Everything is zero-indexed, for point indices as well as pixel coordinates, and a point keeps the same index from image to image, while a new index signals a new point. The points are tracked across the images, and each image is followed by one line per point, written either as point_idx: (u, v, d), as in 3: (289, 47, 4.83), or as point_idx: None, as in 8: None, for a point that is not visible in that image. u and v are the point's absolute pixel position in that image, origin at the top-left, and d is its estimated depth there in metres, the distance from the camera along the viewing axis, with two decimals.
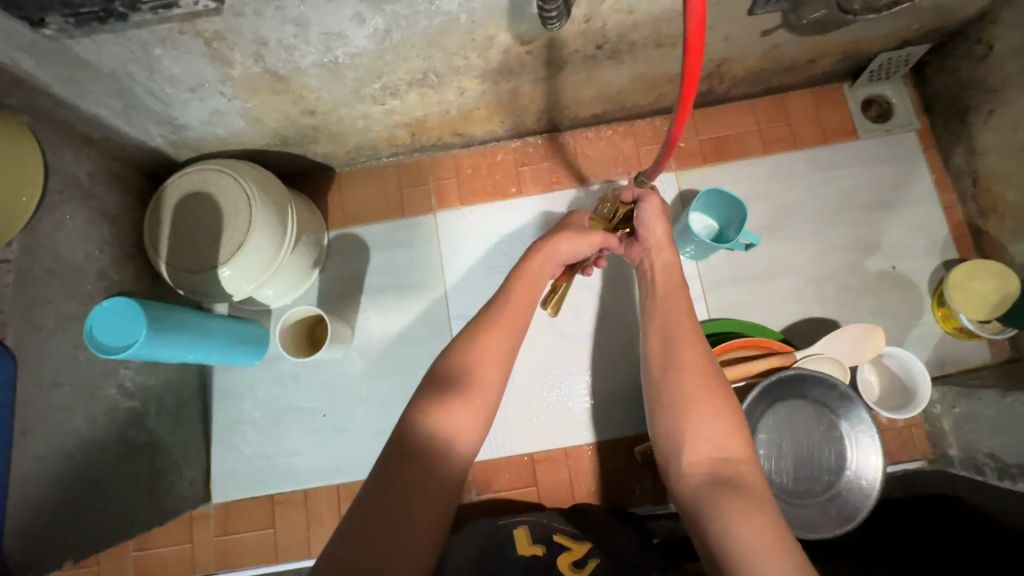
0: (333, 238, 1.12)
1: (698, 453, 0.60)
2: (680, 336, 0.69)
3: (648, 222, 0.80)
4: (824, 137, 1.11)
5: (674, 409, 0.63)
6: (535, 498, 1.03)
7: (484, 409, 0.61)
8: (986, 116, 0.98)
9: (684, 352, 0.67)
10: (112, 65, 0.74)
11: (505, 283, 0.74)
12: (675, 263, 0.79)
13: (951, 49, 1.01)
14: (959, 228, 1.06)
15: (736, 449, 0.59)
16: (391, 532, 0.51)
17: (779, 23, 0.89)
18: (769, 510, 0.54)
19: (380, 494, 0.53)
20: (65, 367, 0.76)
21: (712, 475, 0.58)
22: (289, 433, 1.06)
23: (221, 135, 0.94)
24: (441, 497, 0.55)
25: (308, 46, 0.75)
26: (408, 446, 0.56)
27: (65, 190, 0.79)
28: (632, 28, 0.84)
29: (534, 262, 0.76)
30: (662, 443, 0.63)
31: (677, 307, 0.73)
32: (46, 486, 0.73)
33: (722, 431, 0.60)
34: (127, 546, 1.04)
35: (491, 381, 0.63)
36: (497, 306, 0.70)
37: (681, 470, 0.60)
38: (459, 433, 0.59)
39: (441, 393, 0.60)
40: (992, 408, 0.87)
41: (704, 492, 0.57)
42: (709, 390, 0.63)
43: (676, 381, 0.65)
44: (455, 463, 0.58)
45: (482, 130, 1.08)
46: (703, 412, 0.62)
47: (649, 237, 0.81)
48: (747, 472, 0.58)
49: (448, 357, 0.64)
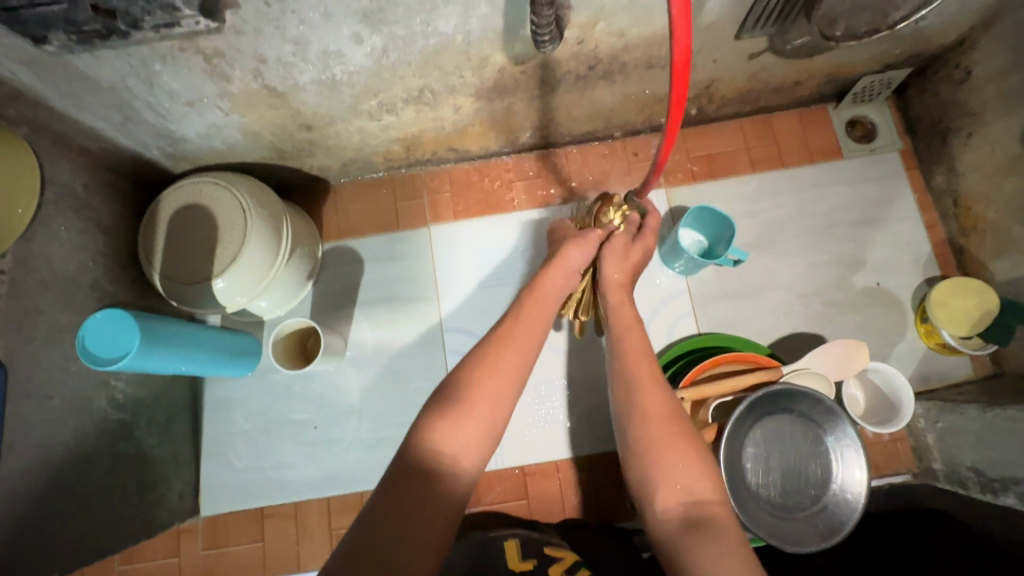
0: (327, 250, 1.13)
1: (670, 497, 0.61)
2: (642, 383, 0.69)
3: (602, 262, 0.83)
4: (810, 155, 1.14)
5: (642, 455, 0.64)
6: (526, 512, 1.03)
7: (493, 424, 0.62)
8: (965, 139, 1.01)
9: (648, 397, 0.68)
10: (112, 80, 0.75)
11: (519, 298, 0.77)
12: (625, 303, 0.80)
13: (932, 73, 1.04)
14: (942, 246, 1.09)
15: (705, 492, 0.61)
16: (395, 546, 0.51)
17: (766, 47, 0.92)
18: (740, 554, 0.55)
19: (385, 507, 0.53)
20: (56, 379, 0.76)
21: (685, 519, 0.59)
22: (280, 445, 1.06)
23: (218, 148, 0.95)
24: (447, 512, 0.56)
25: (306, 64, 0.77)
26: (415, 461, 0.57)
27: (60, 202, 0.79)
28: (624, 50, 0.86)
29: (549, 276, 0.79)
30: (637, 489, 0.64)
31: (636, 348, 0.74)
32: (33, 500, 0.72)
33: (689, 474, 0.62)
34: (114, 560, 1.03)
35: (497, 399, 0.63)
36: (498, 326, 0.71)
37: (655, 516, 0.61)
38: (465, 450, 0.60)
39: (449, 408, 0.61)
40: (974, 423, 0.88)
41: (678, 537, 0.58)
42: (676, 435, 0.64)
43: (642, 429, 0.65)
44: (462, 479, 0.59)
45: (477, 145, 1.10)
46: (673, 457, 0.63)
47: (603, 278, 0.83)
48: (718, 513, 0.59)
49: (454, 374, 0.65)
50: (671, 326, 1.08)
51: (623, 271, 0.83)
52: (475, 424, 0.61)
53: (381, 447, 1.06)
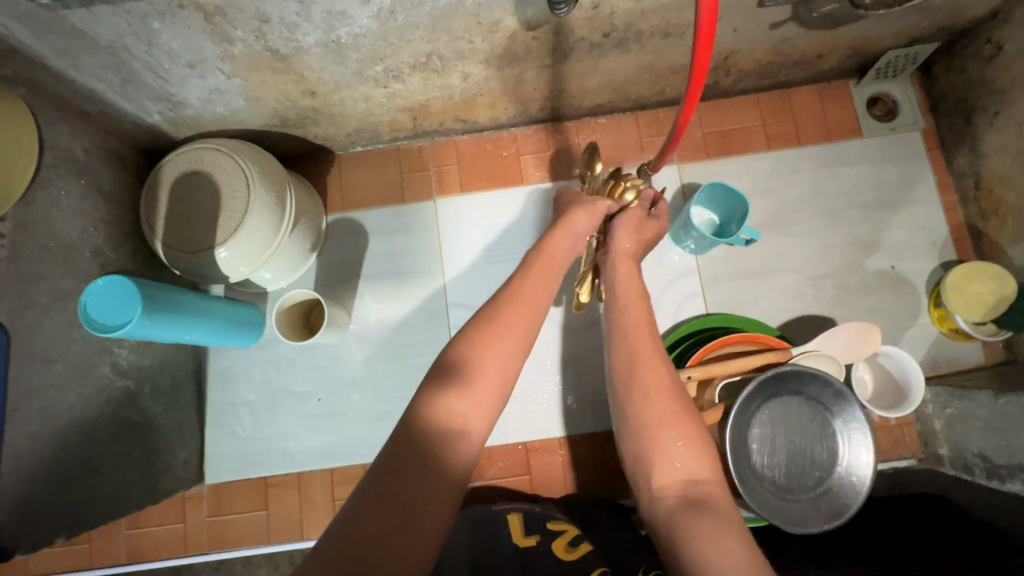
0: (331, 222, 1.11)
1: (669, 478, 0.60)
2: (643, 359, 0.68)
3: (614, 231, 0.81)
4: (828, 133, 1.11)
5: (640, 434, 0.63)
6: (528, 488, 1.03)
7: (500, 387, 0.62)
8: (992, 118, 0.97)
9: (648, 374, 0.66)
10: (109, 38, 0.72)
11: (526, 259, 0.75)
12: (636, 275, 0.78)
13: (960, 48, 1.00)
14: (959, 229, 1.06)
15: (704, 471, 0.60)
16: (409, 497, 0.52)
17: (789, 16, 0.88)
18: (740, 533, 0.55)
19: (397, 459, 0.54)
20: (59, 346, 0.75)
21: (682, 497, 0.59)
22: (285, 416, 1.06)
23: (220, 114, 0.93)
24: (459, 468, 0.56)
25: (310, 24, 0.74)
26: (424, 419, 0.57)
27: (60, 165, 0.78)
28: (641, 17, 0.83)
29: (557, 239, 0.77)
30: (633, 466, 0.64)
31: (638, 324, 0.71)
32: (38, 464, 0.72)
33: (689, 453, 0.61)
34: (119, 524, 1.05)
35: (506, 358, 0.63)
36: (512, 285, 0.70)
37: (651, 496, 0.61)
38: (475, 410, 0.60)
39: (457, 371, 0.61)
40: (984, 409, 0.87)
41: (674, 516, 0.58)
42: (676, 414, 0.63)
43: (640, 406, 0.64)
44: (471, 438, 0.59)
45: (485, 116, 1.07)
46: (671, 436, 0.62)
47: (612, 245, 0.81)
48: (715, 493, 0.59)
49: (461, 335, 0.64)
50: (679, 306, 1.07)
51: (634, 240, 0.81)
52: (485, 385, 0.61)
53: (385, 421, 1.06)
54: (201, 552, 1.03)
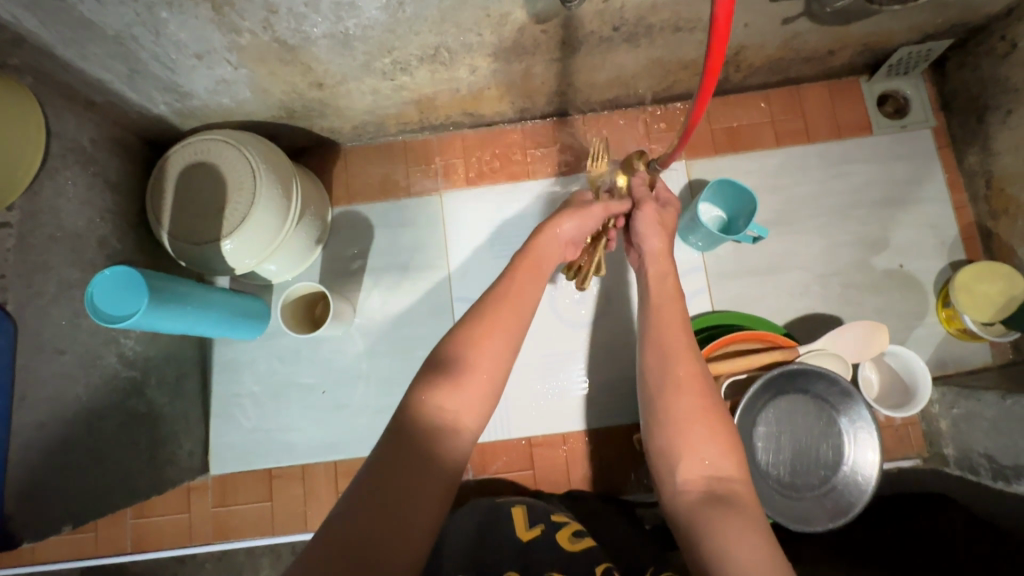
0: (336, 215, 1.11)
1: (693, 471, 0.60)
2: (676, 353, 0.68)
3: (644, 231, 0.80)
4: (838, 131, 1.10)
5: (667, 426, 0.63)
6: (532, 482, 1.03)
7: (491, 385, 0.61)
8: (1004, 116, 0.96)
9: (681, 369, 0.66)
10: (117, 28, 0.72)
11: (512, 261, 0.73)
12: (670, 274, 0.78)
13: (974, 45, 0.99)
14: (969, 228, 1.05)
15: (728, 467, 0.60)
16: (404, 494, 0.52)
17: (802, 11, 0.87)
18: (757, 528, 0.55)
19: (390, 460, 0.53)
20: (66, 336, 0.76)
21: (705, 492, 0.58)
22: (289, 408, 1.07)
23: (226, 105, 0.92)
24: (450, 463, 0.56)
25: (319, 15, 0.73)
26: (423, 415, 0.57)
27: (67, 156, 0.78)
28: (651, 10, 0.82)
29: (541, 241, 0.75)
30: (658, 459, 0.63)
31: (669, 319, 0.72)
32: (45, 453, 0.72)
33: (715, 450, 0.61)
34: (125, 514, 1.05)
35: (496, 358, 0.62)
36: (499, 287, 0.69)
37: (673, 490, 0.61)
38: (467, 409, 0.59)
39: (452, 367, 0.60)
40: (992, 410, 0.87)
41: (696, 510, 0.57)
42: (704, 410, 0.63)
43: (673, 399, 0.64)
44: (462, 436, 0.59)
45: (491, 110, 1.06)
46: (698, 430, 0.62)
47: (645, 248, 0.81)
48: (738, 489, 0.58)
49: (457, 332, 0.64)
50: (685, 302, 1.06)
51: (664, 236, 0.80)
52: (476, 384, 0.60)
53: (388, 414, 1.06)
54: (206, 542, 1.04)
